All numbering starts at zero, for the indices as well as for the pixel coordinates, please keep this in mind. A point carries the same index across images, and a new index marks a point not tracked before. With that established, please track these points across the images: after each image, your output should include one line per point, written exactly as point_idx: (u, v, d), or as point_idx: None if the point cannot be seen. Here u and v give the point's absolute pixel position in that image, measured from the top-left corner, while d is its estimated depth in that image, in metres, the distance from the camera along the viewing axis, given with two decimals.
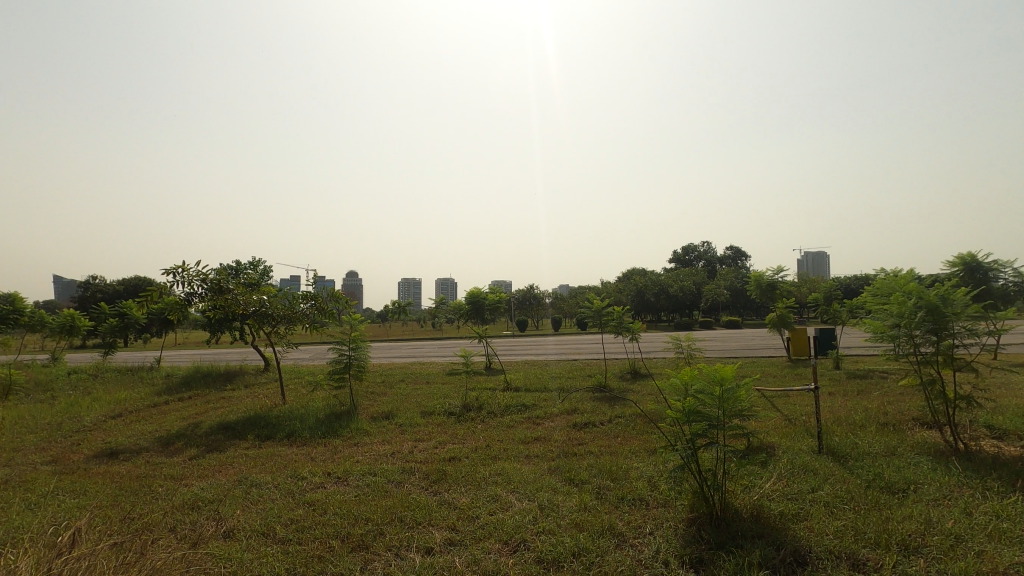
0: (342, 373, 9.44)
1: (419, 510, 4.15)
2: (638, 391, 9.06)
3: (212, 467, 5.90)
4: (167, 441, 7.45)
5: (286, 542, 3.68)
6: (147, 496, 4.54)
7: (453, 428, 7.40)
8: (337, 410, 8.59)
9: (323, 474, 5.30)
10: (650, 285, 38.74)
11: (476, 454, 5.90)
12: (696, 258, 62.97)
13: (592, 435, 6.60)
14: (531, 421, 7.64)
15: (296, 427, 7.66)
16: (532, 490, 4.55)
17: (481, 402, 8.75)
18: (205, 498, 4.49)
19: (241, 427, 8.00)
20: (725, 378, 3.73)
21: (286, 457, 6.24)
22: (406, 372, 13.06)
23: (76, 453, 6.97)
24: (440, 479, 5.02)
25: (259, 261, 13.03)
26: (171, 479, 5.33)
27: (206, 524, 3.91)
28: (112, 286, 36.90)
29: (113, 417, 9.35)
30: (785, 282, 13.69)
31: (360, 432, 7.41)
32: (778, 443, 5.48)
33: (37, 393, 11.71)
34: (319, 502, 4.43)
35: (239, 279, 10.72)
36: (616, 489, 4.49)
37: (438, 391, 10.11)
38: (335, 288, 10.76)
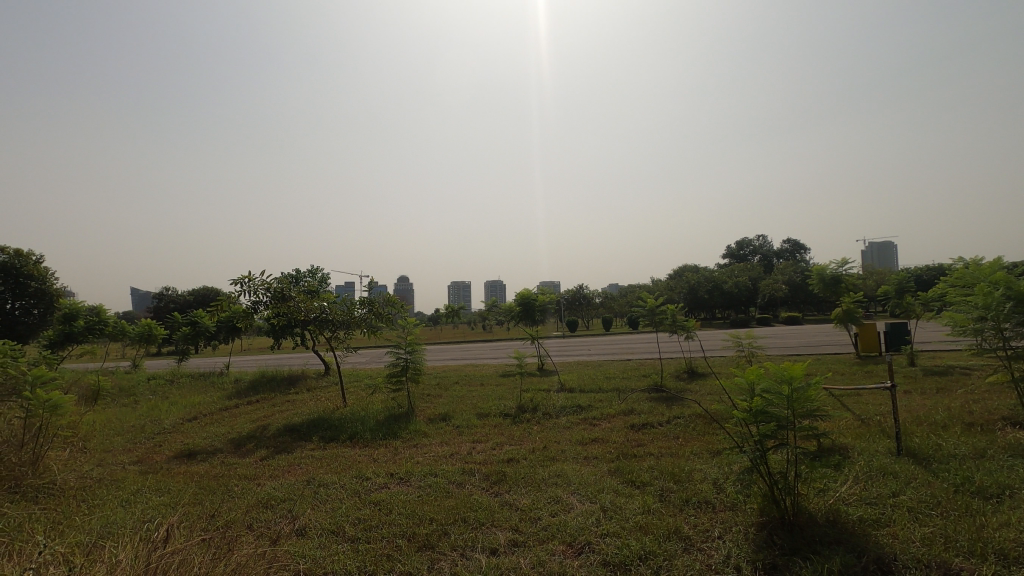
0: (399, 375, 9.65)
1: (482, 511, 4.20)
2: (697, 391, 8.84)
3: (282, 467, 6.18)
4: (240, 442, 7.85)
5: (356, 540, 3.80)
6: (224, 495, 4.80)
7: (510, 429, 7.44)
8: (395, 413, 8.79)
9: (386, 474, 5.45)
10: (703, 282, 37.76)
11: (534, 455, 5.91)
12: (751, 253, 60.92)
13: (651, 436, 6.49)
14: (588, 422, 7.60)
15: (358, 429, 7.92)
16: (592, 492, 4.52)
17: (536, 403, 8.76)
18: (277, 497, 4.70)
19: (306, 428, 8.33)
20: (794, 377, 3.58)
21: (350, 458, 6.46)
22: (460, 374, 13.25)
23: (159, 454, 7.44)
24: (500, 480, 5.06)
25: (319, 269, 13.54)
26: (245, 478, 5.62)
27: (281, 523, 4.09)
28: (184, 296, 39.33)
29: (190, 420, 9.94)
30: (850, 275, 13.00)
31: (419, 433, 7.57)
32: (851, 444, 5.22)
33: (121, 398, 12.58)
34: (384, 502, 4.55)
35: (300, 286, 11.18)
36: (680, 492, 4.39)
37: (492, 393, 10.17)
38: (390, 293, 11.14)
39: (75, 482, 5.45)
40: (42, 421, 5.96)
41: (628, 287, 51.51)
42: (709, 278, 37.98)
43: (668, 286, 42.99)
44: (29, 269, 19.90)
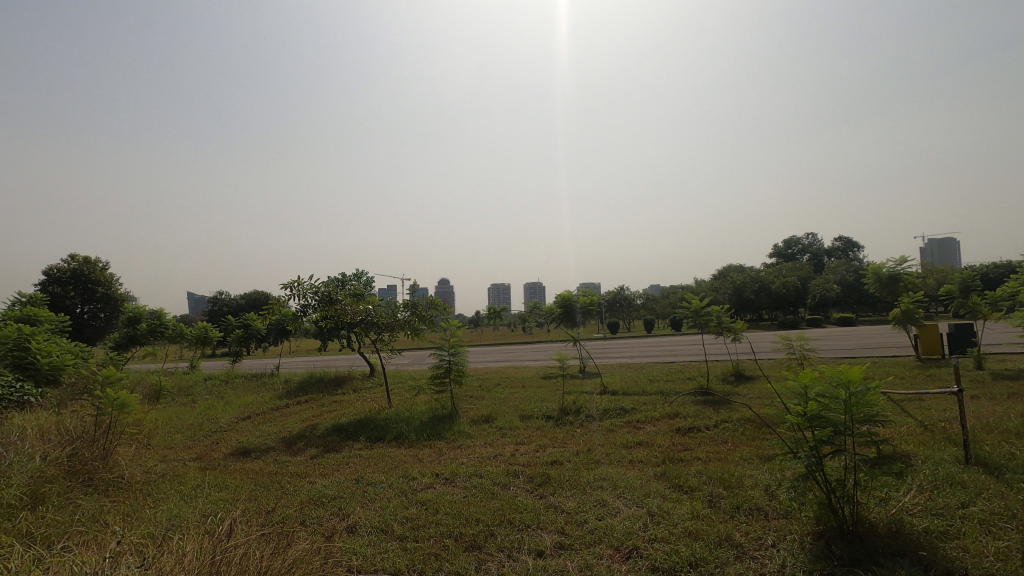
0: (443, 377, 9.76)
1: (527, 513, 4.20)
2: (746, 395, 8.58)
3: (331, 466, 6.35)
4: (291, 441, 8.11)
5: (404, 539, 3.87)
6: (278, 492, 4.97)
7: (553, 432, 7.42)
8: (439, 414, 8.90)
9: (432, 475, 5.54)
10: (749, 283, 36.66)
11: (578, 458, 5.87)
12: (799, 252, 58.83)
13: (698, 440, 6.35)
14: (632, 425, 7.50)
15: (403, 429, 8.06)
16: (639, 495, 4.46)
17: (579, 406, 8.71)
18: (328, 495, 4.84)
19: (353, 428, 8.55)
20: (851, 381, 3.43)
21: (396, 458, 6.59)
22: (502, 376, 13.30)
23: (216, 451, 7.78)
24: (544, 482, 5.05)
25: (364, 273, 13.86)
26: (297, 476, 5.81)
27: (332, 520, 4.20)
28: (236, 300, 41.03)
29: (244, 418, 10.36)
30: (909, 274, 12.36)
31: (463, 434, 7.64)
32: (914, 452, 4.96)
33: (181, 397, 13.21)
34: (431, 502, 4.62)
35: (346, 290, 11.48)
36: (730, 498, 4.28)
37: (534, 395, 10.16)
38: (434, 296, 11.22)
39: (141, 477, 5.76)
40: (110, 419, 6.32)
41: (670, 288, 50.56)
42: (755, 278, 36.87)
43: (712, 286, 41.99)
44: (96, 275, 21.18)
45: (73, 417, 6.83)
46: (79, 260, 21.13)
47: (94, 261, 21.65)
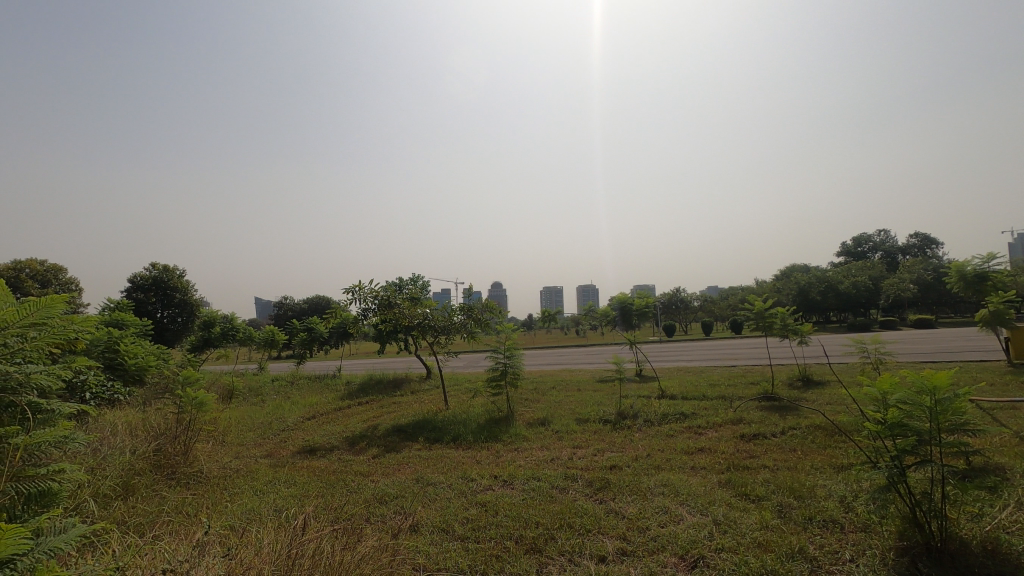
0: (499, 380, 9.83)
1: (587, 517, 4.16)
2: (815, 400, 8.17)
3: (393, 465, 6.52)
4: (353, 441, 8.37)
5: (465, 539, 3.92)
6: (344, 489, 5.15)
7: (611, 436, 7.32)
8: (496, 416, 8.96)
9: (491, 477, 5.58)
10: (816, 283, 34.88)
11: (637, 463, 5.76)
12: (870, 250, 55.67)
13: (764, 447, 6.10)
14: (692, 431, 7.30)
15: (460, 431, 8.16)
16: (703, 503, 4.33)
17: (637, 410, 8.55)
18: (390, 494, 4.97)
19: (412, 429, 8.74)
20: (938, 388, 3.17)
21: (454, 459, 6.68)
22: (557, 379, 13.22)
23: (284, 449, 8.15)
24: (604, 487, 4.98)
25: (420, 277, 14.14)
26: (361, 475, 6.00)
27: (396, 518, 4.31)
28: (300, 304, 42.88)
29: (309, 418, 10.80)
30: (998, 272, 11.41)
31: (520, 437, 7.65)
32: (1009, 464, 4.58)
33: (251, 397, 13.93)
34: (490, 503, 4.66)
35: (404, 293, 11.77)
36: (802, 508, 4.08)
37: (591, 399, 10.07)
38: (488, 299, 11.31)
39: (218, 472, 6.11)
40: (190, 416, 6.73)
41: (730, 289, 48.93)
42: (822, 278, 35.03)
43: (775, 287, 40.21)
44: (174, 282, 22.66)
45: (158, 414, 7.33)
46: (159, 268, 22.69)
47: (172, 268, 23.19)
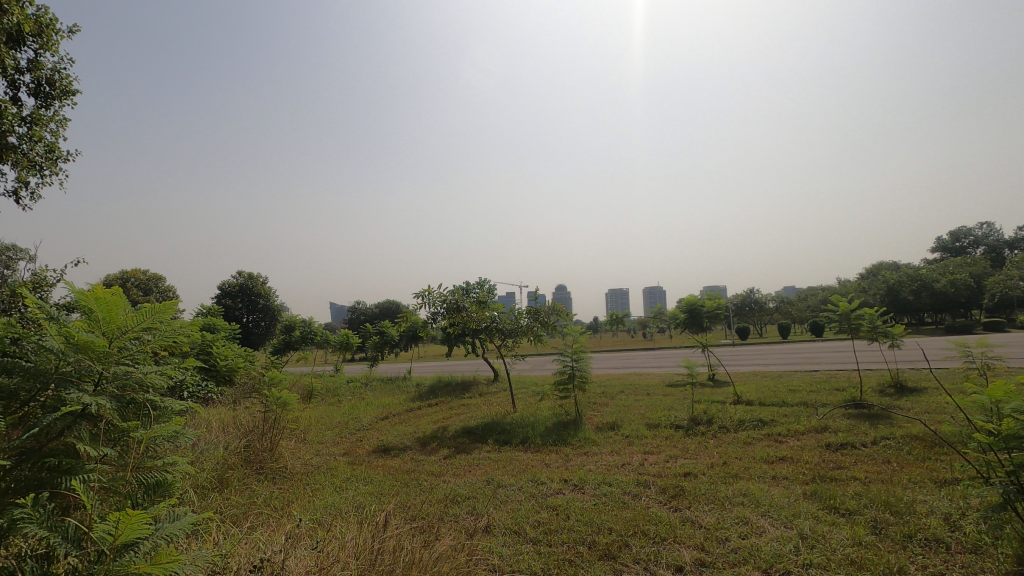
0: (566, 383, 9.77)
1: (662, 525, 4.05)
2: (911, 408, 7.55)
3: (463, 466, 6.64)
4: (425, 441, 8.59)
5: (538, 542, 3.92)
6: (418, 489, 5.29)
7: (684, 442, 7.09)
8: (564, 420, 8.92)
9: (561, 480, 5.55)
10: (907, 281, 32.30)
11: (713, 471, 5.55)
12: (970, 245, 50.98)
13: (854, 458, 5.70)
14: (772, 439, 6.94)
15: (529, 434, 8.18)
16: (787, 515, 4.10)
17: (711, 415, 8.23)
18: (462, 495, 5.05)
19: (481, 431, 8.86)
20: None
21: (524, 462, 6.71)
22: (626, 383, 12.97)
23: (360, 448, 8.49)
24: (678, 495, 4.83)
25: (487, 281, 14.30)
26: (433, 475, 6.16)
27: (469, 519, 4.37)
28: (372, 308, 44.67)
29: (383, 418, 11.19)
30: None
31: (589, 441, 7.57)
32: None
33: (329, 397, 14.63)
34: (561, 507, 4.64)
35: (471, 297, 11.97)
36: (900, 525, 3.78)
37: (661, 404, 9.80)
38: (555, 301, 11.25)
39: (300, 468, 6.46)
40: (275, 415, 7.15)
41: (809, 289, 46.30)
42: (914, 276, 32.34)
43: (861, 286, 37.61)
44: (258, 289, 24.17)
45: (246, 412, 7.84)
46: (245, 276, 24.29)
47: (257, 276, 24.79)
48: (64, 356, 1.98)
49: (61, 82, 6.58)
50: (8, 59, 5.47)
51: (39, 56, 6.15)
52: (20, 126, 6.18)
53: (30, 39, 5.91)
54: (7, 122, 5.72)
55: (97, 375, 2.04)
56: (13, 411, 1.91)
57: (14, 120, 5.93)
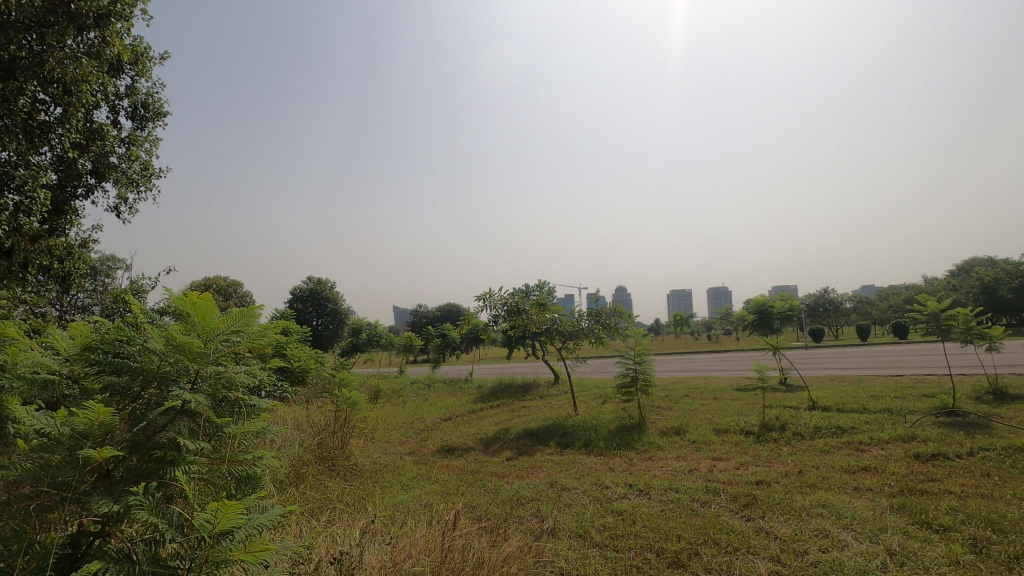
0: (629, 386, 9.59)
1: (734, 534, 3.91)
2: (1014, 417, 6.91)
3: (526, 468, 6.65)
4: (487, 443, 8.68)
5: (604, 547, 3.87)
6: (482, 489, 5.35)
7: (755, 449, 6.79)
8: (627, 423, 8.76)
9: (626, 485, 5.45)
10: (1006, 279, 29.54)
11: (788, 480, 5.28)
12: None
13: (947, 470, 5.28)
14: (853, 447, 6.54)
15: (592, 437, 8.09)
16: (872, 529, 3.85)
17: (784, 421, 7.85)
18: (526, 496, 5.07)
19: (543, 433, 8.86)
20: None
21: (587, 465, 6.65)
22: (691, 386, 12.57)
23: (426, 447, 8.70)
24: (750, 504, 4.64)
25: (546, 284, 14.28)
26: (496, 476, 6.22)
27: (533, 520, 4.38)
28: (434, 311, 45.63)
29: (446, 419, 11.40)
30: None
31: (653, 446, 7.41)
32: None
33: (394, 398, 15.07)
34: (627, 512, 4.57)
35: (531, 299, 12.01)
36: (1004, 545, 3.47)
37: (729, 409, 9.44)
38: (616, 302, 11.07)
39: (369, 466, 6.69)
40: (346, 414, 7.45)
41: (891, 288, 43.28)
42: (1014, 273, 29.49)
43: (951, 285, 34.74)
44: (327, 293, 25.23)
45: (318, 411, 8.22)
46: (315, 281, 25.45)
47: (325, 281, 25.93)
48: (164, 356, 2.16)
49: (153, 104, 7.15)
50: (109, 87, 6.00)
51: (134, 82, 6.71)
52: (119, 147, 6.76)
53: (127, 67, 6.46)
54: (109, 144, 6.28)
55: (194, 375, 2.20)
56: (125, 406, 2.11)
57: (114, 142, 6.49)
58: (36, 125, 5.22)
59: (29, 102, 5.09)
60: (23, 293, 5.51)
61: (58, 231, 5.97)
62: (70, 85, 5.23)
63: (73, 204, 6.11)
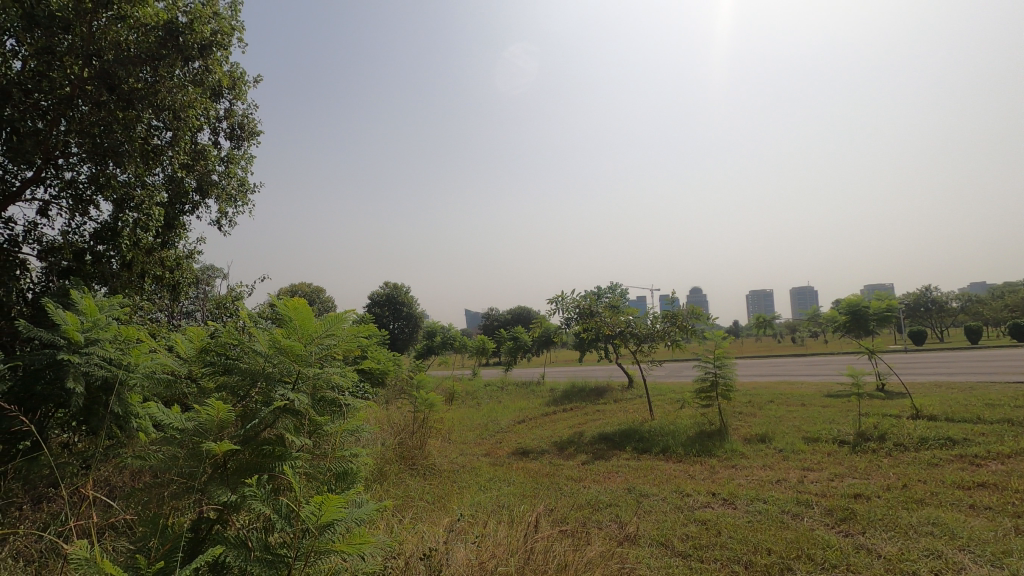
0: (709, 391, 9.22)
1: (831, 550, 3.67)
2: None
3: (603, 473, 6.57)
4: (562, 446, 8.64)
5: (687, 556, 3.75)
6: (560, 493, 5.34)
7: (851, 459, 6.34)
8: (707, 429, 8.43)
9: (708, 493, 5.25)
10: None
11: (891, 494, 4.89)
12: None
13: None
14: (967, 461, 5.95)
15: (670, 443, 7.86)
16: (993, 552, 3.48)
17: (883, 430, 7.27)
18: (604, 501, 5.00)
19: (619, 438, 8.72)
20: None
21: (666, 472, 6.47)
22: (776, 392, 11.91)
23: (501, 449, 8.80)
24: (848, 518, 4.33)
25: (618, 286, 14.05)
26: (573, 479, 6.18)
27: (613, 526, 4.31)
28: (506, 314, 46.18)
29: (520, 422, 11.47)
30: None
31: (737, 453, 7.09)
32: None
33: (468, 399, 15.35)
34: (711, 521, 4.40)
35: (604, 301, 11.86)
36: None
37: (820, 416, 8.86)
38: (693, 303, 10.69)
39: (448, 466, 6.85)
40: (424, 415, 7.67)
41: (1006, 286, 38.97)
42: None
43: None
44: (402, 298, 26.17)
45: (398, 411, 8.53)
46: (391, 286, 26.46)
47: (400, 287, 26.86)
48: (270, 358, 2.32)
49: (248, 124, 7.73)
50: (211, 111, 6.56)
51: (232, 105, 7.29)
52: (220, 166, 7.35)
53: (226, 92, 7.03)
54: (211, 163, 6.85)
55: (296, 376, 2.34)
56: (237, 404, 2.31)
57: (216, 161, 7.06)
58: (151, 149, 5.78)
59: (146, 128, 5.64)
60: (141, 301, 6.08)
61: (170, 244, 6.57)
62: (179, 111, 5.76)
63: (181, 219, 6.69)
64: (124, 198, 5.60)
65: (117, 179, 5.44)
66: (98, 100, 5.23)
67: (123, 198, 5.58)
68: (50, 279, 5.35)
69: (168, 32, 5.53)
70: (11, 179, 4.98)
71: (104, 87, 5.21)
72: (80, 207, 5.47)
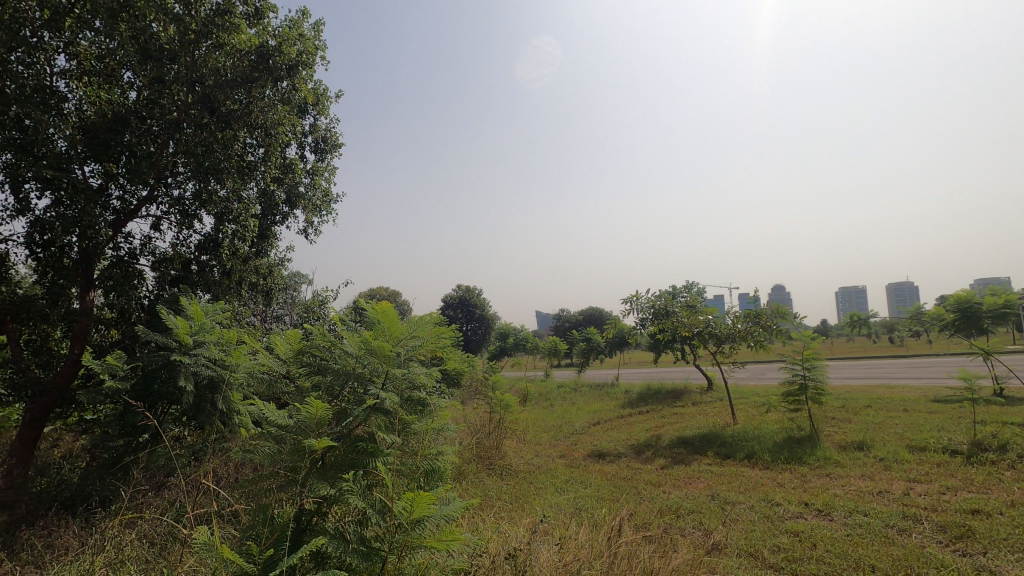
0: (798, 394, 8.68)
1: (946, 571, 3.34)
2: None
3: (684, 478, 6.35)
4: (639, 449, 8.46)
5: (780, 570, 3.55)
6: (639, 497, 5.21)
7: (966, 471, 5.75)
8: (797, 435, 7.94)
9: (801, 503, 4.95)
10: None
11: (1017, 511, 4.38)
12: None
13: None
14: None
15: (756, 449, 7.48)
16: None
17: (1004, 440, 6.54)
18: (686, 508, 4.83)
19: (699, 442, 8.41)
20: None
21: (752, 479, 6.16)
22: (873, 396, 11.03)
23: (576, 451, 8.74)
24: (964, 536, 3.93)
25: (694, 285, 13.55)
26: (652, 484, 6.02)
27: (697, 534, 4.16)
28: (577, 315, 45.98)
29: (595, 423, 11.34)
30: None
31: (831, 461, 6.63)
32: None
33: (541, 400, 15.38)
34: (805, 533, 4.14)
35: (680, 301, 11.47)
36: None
37: (926, 423, 8.11)
38: (778, 302, 10.10)
39: (524, 466, 6.89)
40: (500, 416, 7.75)
41: None
42: None
43: None
44: (474, 299, 26.78)
45: (474, 411, 8.68)
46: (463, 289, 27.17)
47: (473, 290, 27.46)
48: (360, 359, 2.44)
49: (330, 138, 8.15)
50: (298, 126, 6.96)
51: (316, 120, 7.71)
52: (306, 178, 7.80)
53: (311, 108, 7.46)
54: (298, 175, 7.26)
55: (384, 376, 2.44)
56: (331, 403, 2.43)
57: (302, 173, 7.49)
58: (246, 165, 6.24)
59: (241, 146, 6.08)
60: (239, 306, 6.56)
61: (263, 253, 7.03)
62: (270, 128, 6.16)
63: (273, 229, 7.14)
64: (224, 212, 6.06)
65: (217, 194, 5.89)
66: (201, 122, 5.68)
67: (223, 212, 6.04)
68: (162, 287, 5.87)
69: (260, 57, 5.93)
70: (129, 199, 5.50)
71: (206, 109, 5.67)
72: (187, 221, 5.98)
